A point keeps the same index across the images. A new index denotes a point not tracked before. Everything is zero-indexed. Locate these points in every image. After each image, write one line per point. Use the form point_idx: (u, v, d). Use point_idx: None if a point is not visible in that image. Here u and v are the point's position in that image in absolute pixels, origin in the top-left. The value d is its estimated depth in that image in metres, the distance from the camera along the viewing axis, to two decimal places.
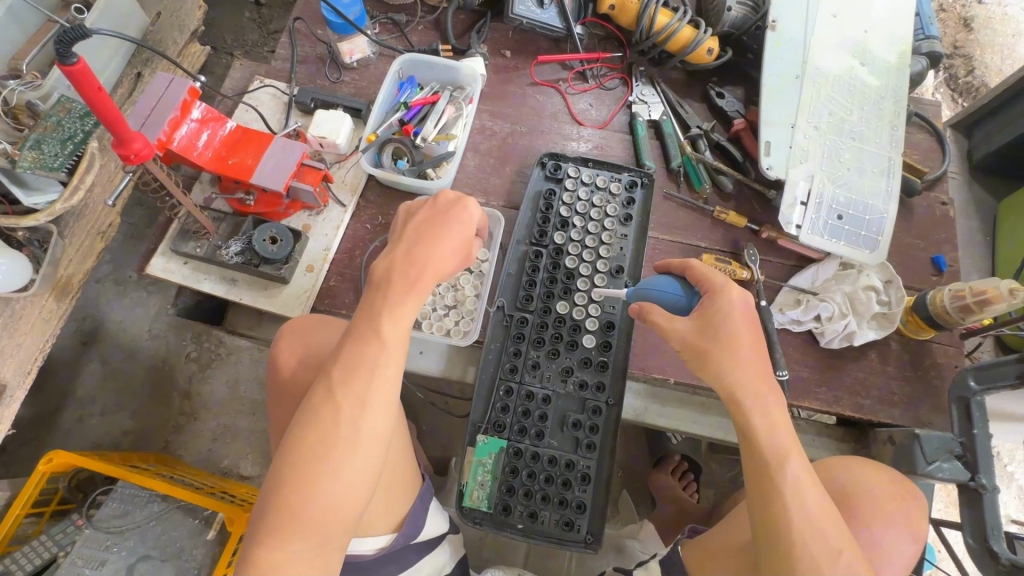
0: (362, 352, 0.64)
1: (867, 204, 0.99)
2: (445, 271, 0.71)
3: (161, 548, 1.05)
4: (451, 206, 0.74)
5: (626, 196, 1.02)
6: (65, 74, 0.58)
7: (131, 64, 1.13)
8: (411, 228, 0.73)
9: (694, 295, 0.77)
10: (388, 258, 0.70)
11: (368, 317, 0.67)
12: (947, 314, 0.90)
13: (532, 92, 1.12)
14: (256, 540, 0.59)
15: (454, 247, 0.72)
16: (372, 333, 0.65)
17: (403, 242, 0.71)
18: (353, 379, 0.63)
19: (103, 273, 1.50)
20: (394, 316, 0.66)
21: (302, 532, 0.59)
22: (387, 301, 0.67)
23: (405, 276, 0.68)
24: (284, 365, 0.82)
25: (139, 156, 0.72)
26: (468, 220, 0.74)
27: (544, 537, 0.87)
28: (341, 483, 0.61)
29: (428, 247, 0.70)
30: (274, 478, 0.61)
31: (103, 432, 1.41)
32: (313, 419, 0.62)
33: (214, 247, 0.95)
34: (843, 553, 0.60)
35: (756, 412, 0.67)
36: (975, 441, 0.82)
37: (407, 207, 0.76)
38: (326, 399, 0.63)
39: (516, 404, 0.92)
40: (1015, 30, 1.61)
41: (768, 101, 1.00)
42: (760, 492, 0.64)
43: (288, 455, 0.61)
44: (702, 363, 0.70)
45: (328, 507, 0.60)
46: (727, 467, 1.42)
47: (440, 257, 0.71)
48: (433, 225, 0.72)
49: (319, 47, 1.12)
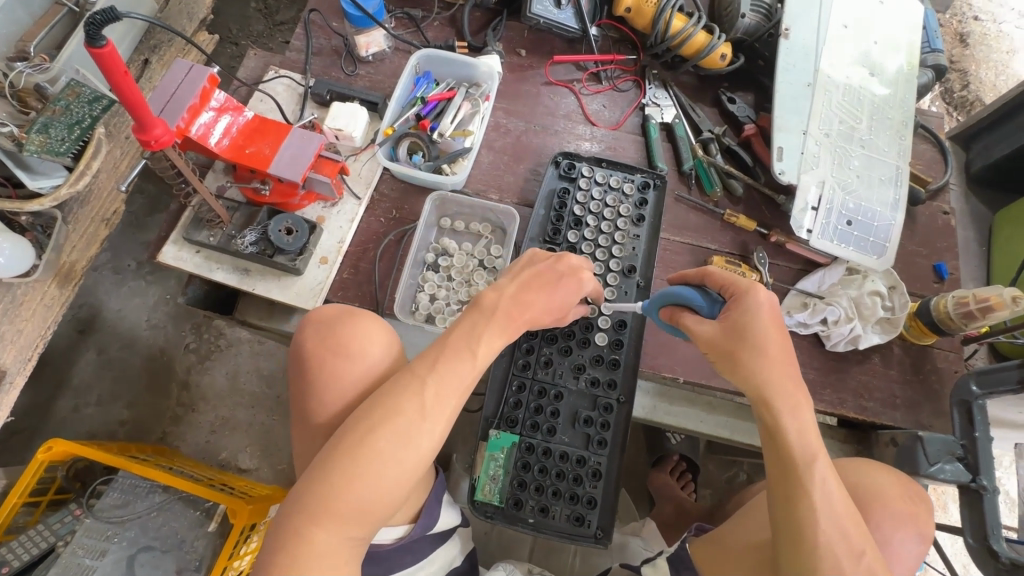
0: (454, 365, 0.71)
1: (874, 211, 1.01)
2: (541, 322, 0.80)
3: (162, 540, 1.04)
4: (567, 273, 0.79)
5: (639, 196, 1.03)
6: (92, 57, 0.57)
7: (139, 50, 1.13)
8: (526, 273, 0.79)
9: (715, 303, 0.76)
10: (500, 296, 0.76)
11: (466, 337, 0.73)
12: (951, 320, 0.92)
13: (546, 91, 1.12)
14: (305, 513, 0.63)
15: (558, 305, 0.79)
16: (467, 352, 0.72)
17: (516, 285, 0.77)
18: (441, 390, 0.70)
19: (102, 260, 1.48)
20: (490, 343, 0.74)
21: (350, 518, 0.63)
22: (490, 328, 0.74)
23: (509, 317, 0.76)
24: (309, 348, 0.81)
25: (159, 143, 0.71)
26: (578, 286, 0.80)
27: (555, 532, 0.88)
28: (399, 480, 0.66)
29: (537, 297, 0.78)
30: (339, 458, 0.65)
31: (98, 421, 1.39)
32: (391, 414, 0.67)
33: (228, 236, 0.95)
34: (865, 555, 0.63)
35: (789, 413, 0.68)
36: (976, 444, 0.84)
37: (529, 253, 0.82)
38: (408, 399, 0.68)
39: (528, 400, 0.93)
40: (1010, 47, 1.65)
41: (780, 108, 1.02)
42: (787, 490, 0.66)
43: (356, 443, 0.65)
44: (730, 365, 0.72)
45: (379, 499, 0.65)
46: (725, 467, 1.44)
47: (543, 308, 0.78)
48: (545, 280, 0.79)
49: (334, 40, 1.11)
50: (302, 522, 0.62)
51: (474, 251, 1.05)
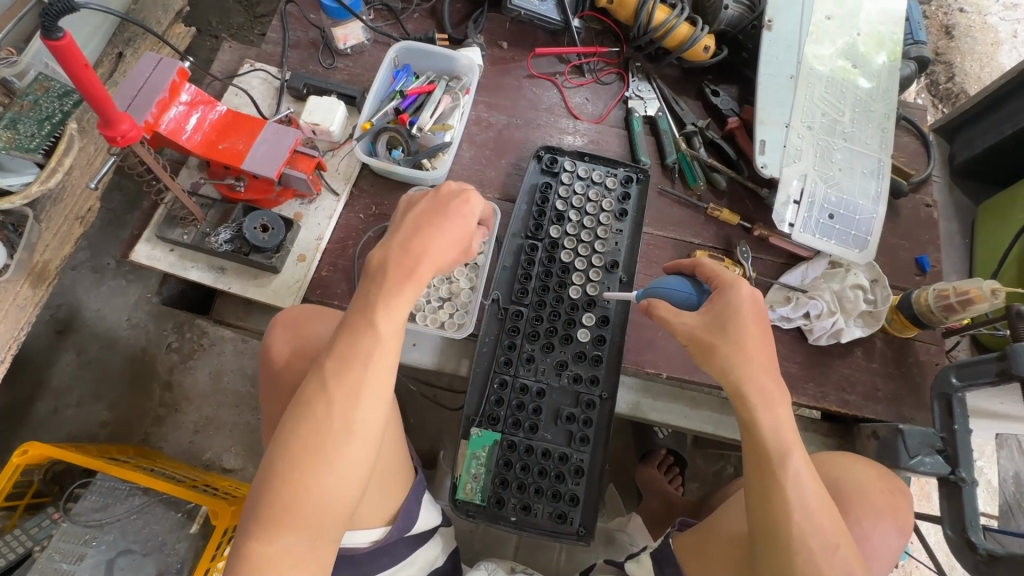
0: (356, 343, 0.65)
1: (857, 205, 1.01)
2: (445, 261, 0.71)
3: (142, 543, 1.02)
4: (453, 199, 0.74)
5: (621, 190, 1.02)
6: (49, 50, 0.55)
7: (112, 43, 1.10)
8: (411, 217, 0.72)
9: (703, 292, 0.77)
10: (388, 248, 0.70)
11: (362, 306, 0.67)
12: (932, 313, 0.92)
13: (528, 84, 1.11)
14: (250, 531, 0.59)
15: (452, 243, 0.71)
16: (365, 323, 0.65)
17: (403, 233, 0.71)
18: (348, 366, 0.64)
19: (80, 259, 1.45)
20: (388, 308, 0.66)
21: (297, 527, 0.59)
22: (385, 292, 0.67)
23: (402, 265, 0.68)
24: (274, 353, 0.81)
25: (126, 139, 0.68)
26: (469, 217, 0.73)
27: (537, 529, 0.87)
28: (333, 476, 0.61)
29: (429, 241, 0.70)
30: (271, 467, 0.61)
31: (79, 423, 1.37)
32: (305, 410, 0.62)
33: (203, 234, 0.93)
34: (839, 549, 0.63)
35: (765, 410, 0.68)
36: (955, 437, 0.84)
37: (409, 197, 0.76)
38: (317, 390, 0.63)
39: (510, 398, 0.92)
40: (994, 39, 1.65)
41: (763, 100, 1.02)
42: (761, 486, 0.66)
43: (285, 447, 0.61)
44: (708, 358, 0.71)
45: (322, 501, 0.60)
46: (713, 460, 1.44)
47: (440, 246, 0.70)
48: (433, 219, 0.71)
49: (312, 32, 1.09)
50: (249, 538, 0.59)
51: None
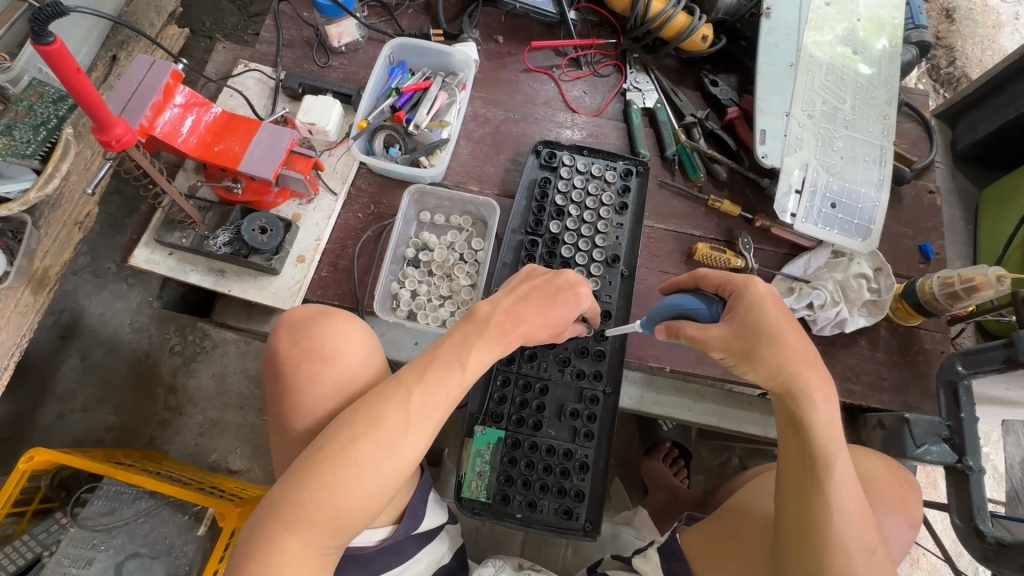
0: (442, 377, 0.70)
1: (859, 193, 1.00)
2: (537, 337, 0.76)
3: (150, 546, 1.03)
4: (566, 288, 0.76)
5: (621, 184, 1.02)
6: (40, 55, 0.54)
7: (106, 46, 1.09)
8: (527, 286, 0.75)
9: (714, 302, 0.75)
10: (494, 308, 0.73)
11: (457, 348, 0.71)
12: (937, 301, 0.92)
13: (525, 78, 1.10)
14: (280, 520, 0.62)
15: (554, 321, 0.75)
16: (456, 364, 0.70)
17: (513, 297, 0.74)
18: (429, 399, 0.68)
19: (81, 264, 1.45)
20: (482, 355, 0.72)
21: (322, 528, 0.63)
22: (482, 343, 0.72)
23: (504, 328, 0.73)
24: (282, 353, 0.79)
25: (121, 142, 0.68)
26: (575, 304, 0.76)
27: (542, 525, 0.87)
28: (376, 490, 0.65)
29: (534, 310, 0.74)
30: (316, 466, 0.64)
31: (84, 428, 1.37)
32: (371, 425, 0.66)
33: (201, 237, 0.92)
34: (875, 552, 0.64)
35: (816, 407, 0.68)
36: (962, 425, 0.83)
37: (529, 268, 0.79)
38: (390, 412, 0.67)
39: (513, 395, 0.92)
40: (995, 22, 1.63)
41: (763, 89, 1.01)
42: (804, 488, 0.66)
43: (337, 451, 0.64)
44: (750, 364, 0.70)
45: (355, 509, 0.64)
46: (719, 453, 1.43)
47: (540, 322, 0.74)
48: (545, 290, 0.75)
49: (306, 31, 1.08)
50: (276, 528, 0.62)
51: (455, 244, 1.03)
